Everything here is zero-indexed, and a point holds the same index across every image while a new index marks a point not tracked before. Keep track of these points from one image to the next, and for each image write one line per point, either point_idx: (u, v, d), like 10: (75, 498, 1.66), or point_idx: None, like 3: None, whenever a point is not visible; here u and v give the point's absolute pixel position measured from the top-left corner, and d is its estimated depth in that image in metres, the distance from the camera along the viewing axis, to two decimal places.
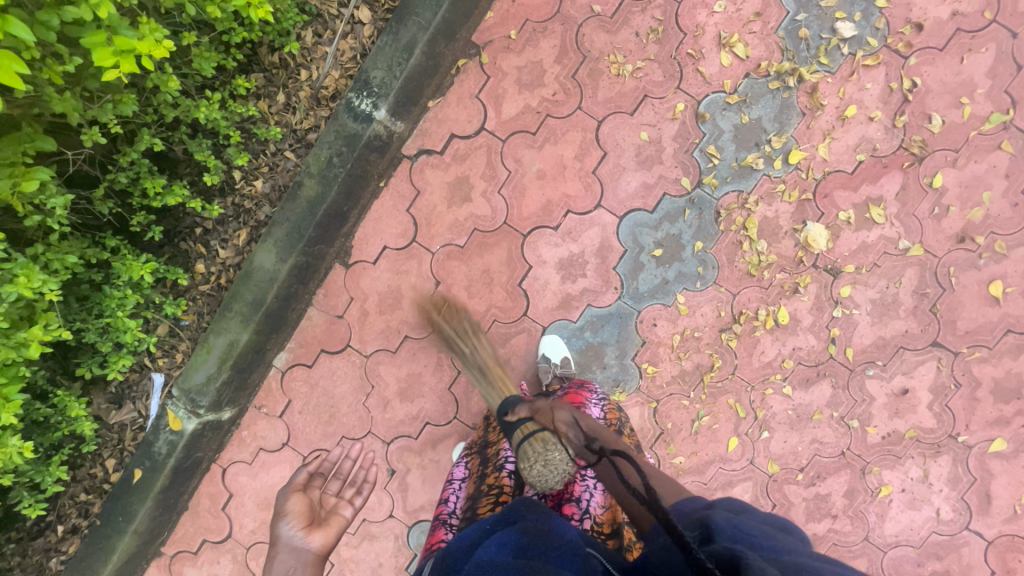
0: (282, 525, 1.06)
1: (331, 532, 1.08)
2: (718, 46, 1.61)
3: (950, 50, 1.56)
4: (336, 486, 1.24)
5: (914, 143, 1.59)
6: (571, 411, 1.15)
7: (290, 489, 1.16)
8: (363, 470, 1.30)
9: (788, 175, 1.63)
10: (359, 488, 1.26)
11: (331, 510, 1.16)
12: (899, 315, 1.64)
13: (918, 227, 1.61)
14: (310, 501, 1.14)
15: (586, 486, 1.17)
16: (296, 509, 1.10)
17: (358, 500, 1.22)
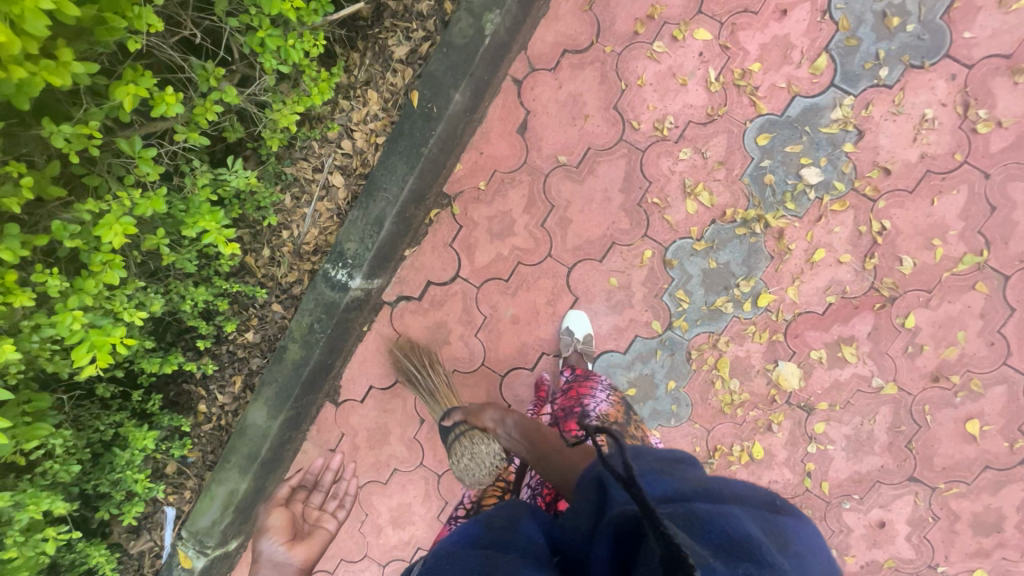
0: (266, 539, 1.10)
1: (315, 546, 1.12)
2: (683, 195, 1.63)
3: (920, 193, 1.55)
4: (319, 500, 1.29)
5: (884, 285, 1.59)
6: (487, 409, 1.29)
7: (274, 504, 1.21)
8: (346, 482, 1.34)
9: (758, 317, 1.65)
10: (342, 501, 1.30)
11: (316, 522, 1.23)
12: (875, 451, 1.65)
13: (891, 365, 1.61)
14: (293, 515, 1.19)
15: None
16: (278, 523, 1.15)
17: (341, 514, 1.28)
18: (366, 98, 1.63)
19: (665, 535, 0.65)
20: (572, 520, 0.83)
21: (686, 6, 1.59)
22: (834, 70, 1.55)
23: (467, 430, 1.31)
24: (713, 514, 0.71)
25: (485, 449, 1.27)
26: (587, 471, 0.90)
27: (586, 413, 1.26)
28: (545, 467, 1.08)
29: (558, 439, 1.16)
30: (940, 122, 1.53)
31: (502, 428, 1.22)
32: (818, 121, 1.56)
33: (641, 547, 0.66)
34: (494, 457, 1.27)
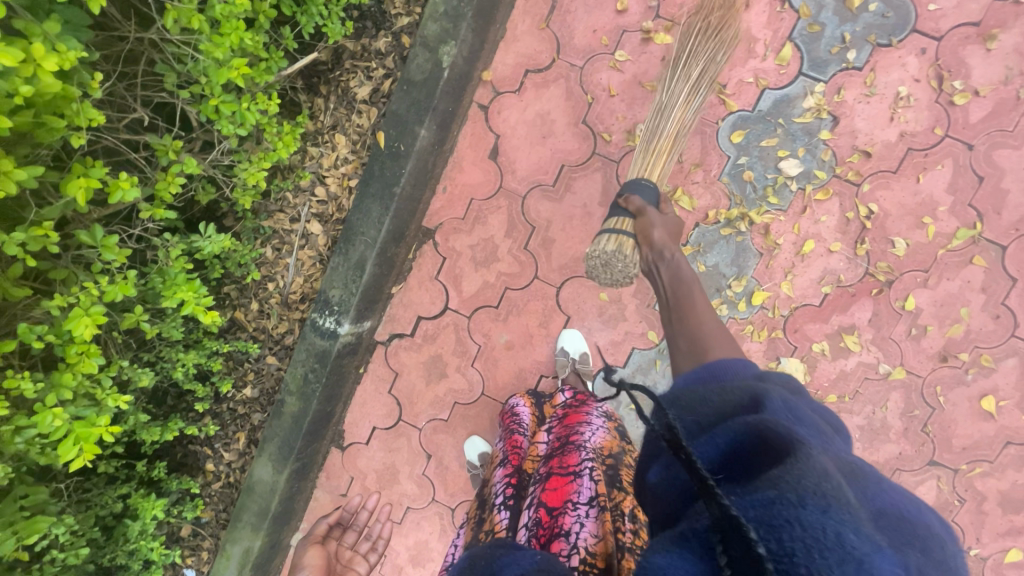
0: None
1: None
2: (662, 203, 1.61)
3: (904, 172, 1.52)
4: (352, 538, 1.59)
5: (879, 270, 1.55)
6: (654, 229, 1.40)
7: (310, 543, 1.48)
8: (378, 524, 1.67)
9: (754, 316, 1.61)
10: (373, 543, 1.64)
11: (343, 569, 1.49)
12: (891, 439, 1.61)
13: (897, 350, 1.58)
14: (328, 551, 1.49)
15: (579, 516, 1.05)
16: (313, 563, 1.40)
17: (371, 555, 1.60)
18: (334, 142, 1.62)
19: (832, 475, 0.54)
20: (719, 398, 0.72)
21: (643, 12, 1.58)
22: (801, 58, 1.52)
23: (615, 232, 1.45)
24: (880, 481, 0.60)
25: (620, 265, 1.42)
26: (738, 388, 0.74)
27: (582, 442, 1.20)
28: (681, 330, 1.26)
29: (714, 320, 1.25)
30: (915, 97, 1.49)
31: (656, 266, 1.40)
32: (791, 112, 1.53)
33: (788, 462, 0.55)
34: (625, 274, 1.46)
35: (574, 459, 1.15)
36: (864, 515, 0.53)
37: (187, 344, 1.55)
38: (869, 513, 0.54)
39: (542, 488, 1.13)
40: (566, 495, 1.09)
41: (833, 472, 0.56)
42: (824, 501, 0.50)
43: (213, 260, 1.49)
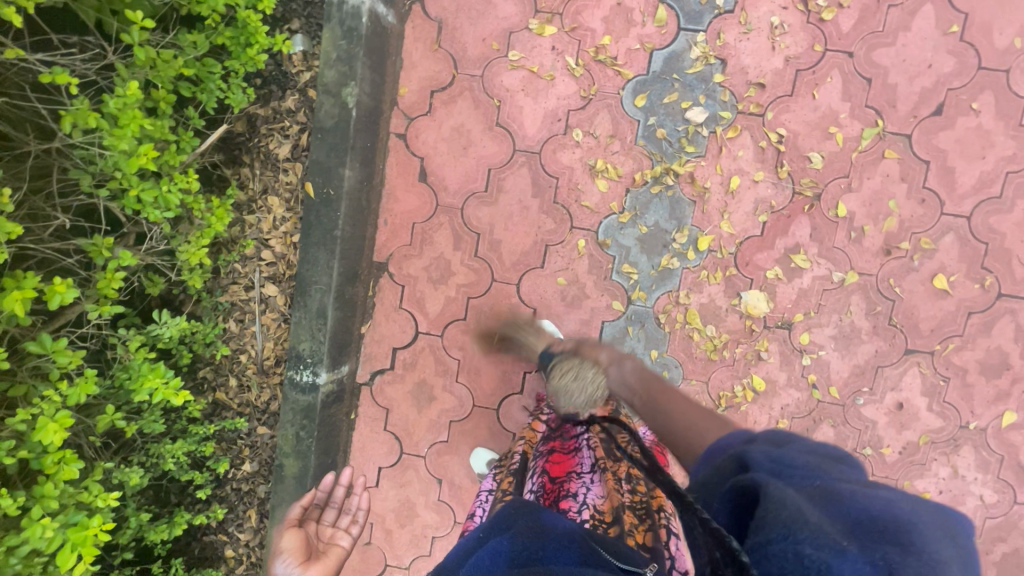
0: (279, 562, 1.02)
1: (332, 565, 1.06)
2: (590, 181, 1.68)
3: (799, 92, 1.61)
4: (331, 517, 1.21)
5: (805, 187, 1.63)
6: (600, 349, 1.40)
7: (283, 526, 1.12)
8: (357, 497, 1.24)
9: (705, 260, 1.67)
10: (355, 515, 1.23)
11: (332, 539, 1.15)
12: (864, 340, 1.66)
13: (844, 257, 1.64)
14: (306, 535, 1.11)
15: (585, 480, 1.08)
16: (291, 544, 1.06)
17: (355, 530, 1.21)
18: (269, 205, 1.66)
19: (796, 509, 0.61)
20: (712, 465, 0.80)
21: (523, 11, 1.66)
22: (676, 16, 1.62)
23: (563, 367, 1.37)
24: (853, 493, 0.64)
25: (590, 373, 1.34)
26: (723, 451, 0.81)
27: (572, 421, 1.26)
28: (664, 418, 1.11)
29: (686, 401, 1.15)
30: (788, 23, 1.60)
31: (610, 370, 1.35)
32: (682, 66, 1.62)
33: (761, 506, 0.63)
34: (598, 388, 1.33)
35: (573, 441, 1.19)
36: (833, 531, 0.59)
37: (174, 435, 1.55)
38: (840, 529, 0.59)
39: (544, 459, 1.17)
40: (570, 466, 1.12)
41: (798, 502, 0.63)
42: (790, 531, 0.58)
43: (176, 345, 1.50)
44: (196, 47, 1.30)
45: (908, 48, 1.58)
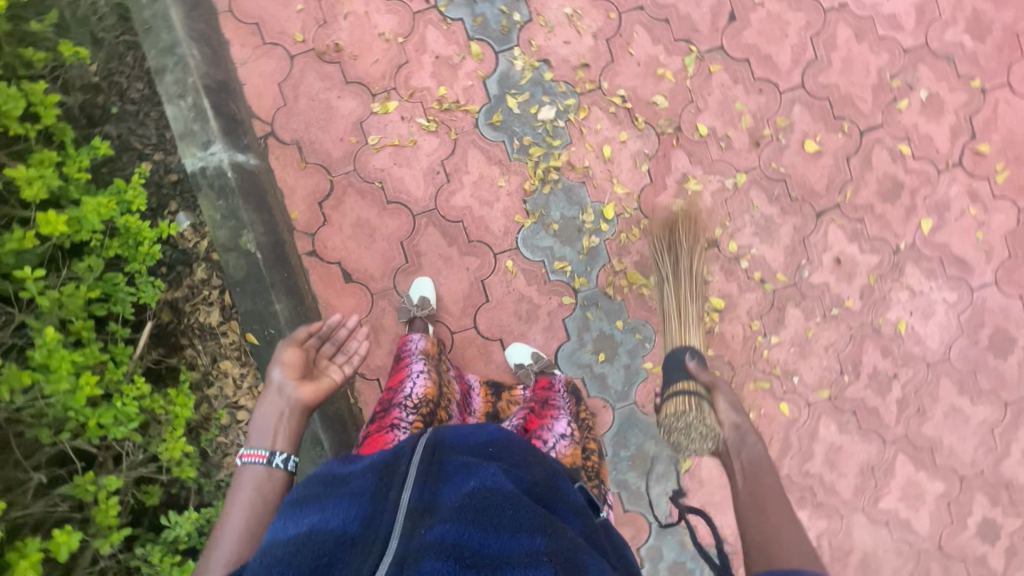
0: (275, 370, 1.29)
1: (319, 394, 1.31)
2: (490, 209, 1.81)
3: (618, 55, 1.80)
4: (331, 351, 1.44)
5: (664, 126, 1.81)
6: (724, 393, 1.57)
7: (288, 343, 1.37)
8: (360, 342, 1.49)
9: (619, 225, 1.82)
10: (350, 358, 1.46)
11: (322, 369, 1.38)
12: (780, 222, 1.82)
13: (726, 164, 1.81)
14: (306, 357, 1.35)
15: (555, 437, 1.47)
16: (290, 360, 1.32)
17: (348, 367, 1.44)
18: (224, 370, 1.66)
19: None
20: None
21: (362, 100, 1.80)
22: (489, 45, 1.80)
23: (691, 395, 1.58)
24: None
25: (696, 431, 1.54)
26: None
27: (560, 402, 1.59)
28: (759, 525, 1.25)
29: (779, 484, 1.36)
30: (580, 8, 1.81)
31: (730, 456, 1.50)
32: (515, 81, 1.79)
33: None
34: (703, 432, 1.54)
35: (553, 403, 1.58)
36: None
37: None
38: None
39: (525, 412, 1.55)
40: (544, 420, 1.51)
41: None
42: None
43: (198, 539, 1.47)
44: (93, 270, 1.39)
45: None
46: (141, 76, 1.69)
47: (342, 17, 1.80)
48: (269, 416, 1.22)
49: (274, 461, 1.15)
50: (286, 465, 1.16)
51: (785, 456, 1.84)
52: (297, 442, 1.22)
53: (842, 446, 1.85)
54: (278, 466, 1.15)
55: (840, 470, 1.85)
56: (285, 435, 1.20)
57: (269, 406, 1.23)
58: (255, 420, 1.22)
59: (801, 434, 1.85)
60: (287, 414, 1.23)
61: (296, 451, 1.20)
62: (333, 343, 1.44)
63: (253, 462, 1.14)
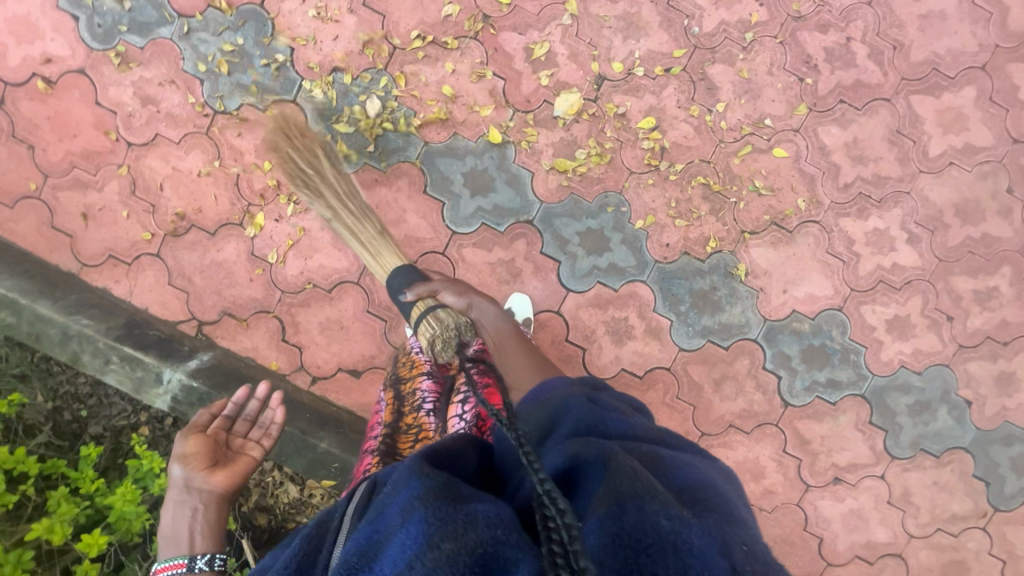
0: (177, 470, 1.22)
1: (239, 475, 1.27)
2: (406, 222, 1.74)
3: (386, 7, 1.68)
4: (241, 434, 1.39)
5: (472, 26, 1.68)
6: None
7: (188, 435, 1.29)
8: (272, 411, 1.44)
9: (514, 137, 1.71)
10: (266, 429, 1.42)
11: (242, 450, 1.35)
12: (638, 10, 1.69)
13: (553, 8, 1.69)
14: (210, 443, 1.30)
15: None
16: (196, 451, 1.25)
17: (264, 441, 1.40)
18: None
19: None
20: None
21: (236, 236, 1.76)
22: (281, 99, 1.70)
23: None
24: None
25: None
26: None
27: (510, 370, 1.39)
28: None
29: None
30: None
31: None
32: (327, 106, 1.69)
33: None
34: None
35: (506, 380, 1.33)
36: None
37: None
38: None
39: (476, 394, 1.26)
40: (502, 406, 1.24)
41: None
42: None
43: None
44: None
45: None
46: (74, 372, 1.72)
47: (161, 189, 1.75)
48: (184, 521, 1.15)
49: (195, 566, 1.09)
50: (212, 566, 1.10)
51: (815, 188, 1.73)
52: (219, 535, 1.17)
53: (856, 135, 1.72)
54: (200, 570, 1.09)
55: (871, 156, 1.72)
56: (203, 532, 1.14)
57: (178, 510, 1.16)
58: (165, 528, 1.16)
59: (812, 158, 1.73)
60: (200, 510, 1.17)
61: (220, 548, 1.14)
62: (248, 424, 1.41)
63: (172, 571, 1.08)
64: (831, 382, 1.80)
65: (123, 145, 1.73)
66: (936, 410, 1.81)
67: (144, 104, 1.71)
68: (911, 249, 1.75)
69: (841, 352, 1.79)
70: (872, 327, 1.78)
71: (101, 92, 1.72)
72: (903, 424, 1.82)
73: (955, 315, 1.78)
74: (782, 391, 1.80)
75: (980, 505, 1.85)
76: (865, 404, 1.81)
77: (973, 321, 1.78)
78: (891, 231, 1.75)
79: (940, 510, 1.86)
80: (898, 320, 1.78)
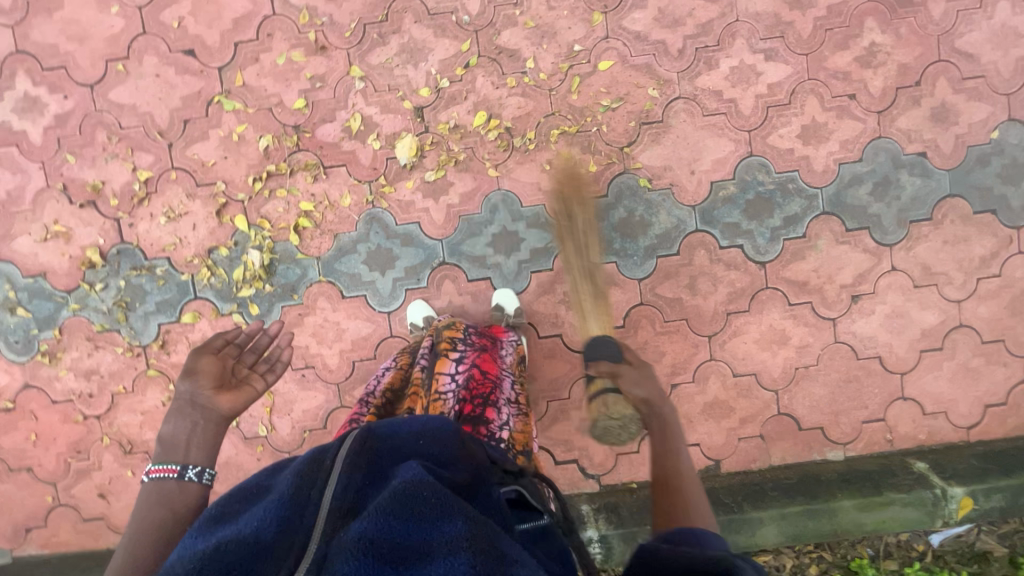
0: (188, 384, 1.18)
1: (238, 402, 1.21)
2: (346, 330, 1.79)
3: (214, 175, 1.76)
4: (250, 359, 1.30)
5: (291, 142, 1.74)
6: None
7: (200, 351, 1.22)
8: (284, 348, 1.37)
9: (384, 204, 1.76)
10: (274, 366, 1.32)
11: (247, 378, 1.26)
12: (409, 35, 1.72)
13: (342, 81, 1.73)
14: (222, 366, 1.23)
15: (501, 405, 1.26)
16: (208, 370, 1.19)
17: (273, 375, 1.30)
18: None
19: None
20: None
21: None
22: (186, 300, 1.79)
23: None
24: None
25: None
26: None
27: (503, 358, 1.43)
28: None
29: None
30: (162, 205, 1.76)
31: None
32: (225, 282, 1.78)
33: None
34: None
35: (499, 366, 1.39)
36: None
37: None
38: None
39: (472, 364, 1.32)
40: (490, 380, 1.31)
41: None
42: None
43: None
44: None
45: (142, 96, 1.73)
46: None
47: (143, 436, 1.85)
48: (183, 431, 1.13)
49: (187, 475, 1.07)
50: (201, 478, 1.08)
51: (656, 73, 1.73)
52: (213, 452, 1.14)
53: (658, 7, 1.72)
54: (190, 479, 1.07)
55: (684, 14, 1.72)
56: (196, 444, 1.12)
57: (179, 421, 1.14)
58: (162, 432, 1.13)
59: (637, 50, 1.73)
60: (199, 425, 1.15)
61: (212, 463, 1.12)
62: (257, 351, 1.31)
63: (163, 476, 1.06)
64: (789, 219, 1.76)
65: (94, 420, 1.84)
66: (899, 181, 1.75)
67: (88, 378, 1.82)
68: (774, 65, 1.73)
69: (779, 189, 1.75)
70: (790, 150, 1.75)
71: (50, 392, 1.83)
72: (878, 212, 1.75)
73: (855, 91, 1.73)
74: (752, 255, 1.76)
75: (1002, 234, 1.76)
76: (833, 218, 1.76)
77: (874, 84, 1.73)
78: (746, 61, 1.73)
79: (969, 263, 1.77)
80: (808, 130, 1.74)
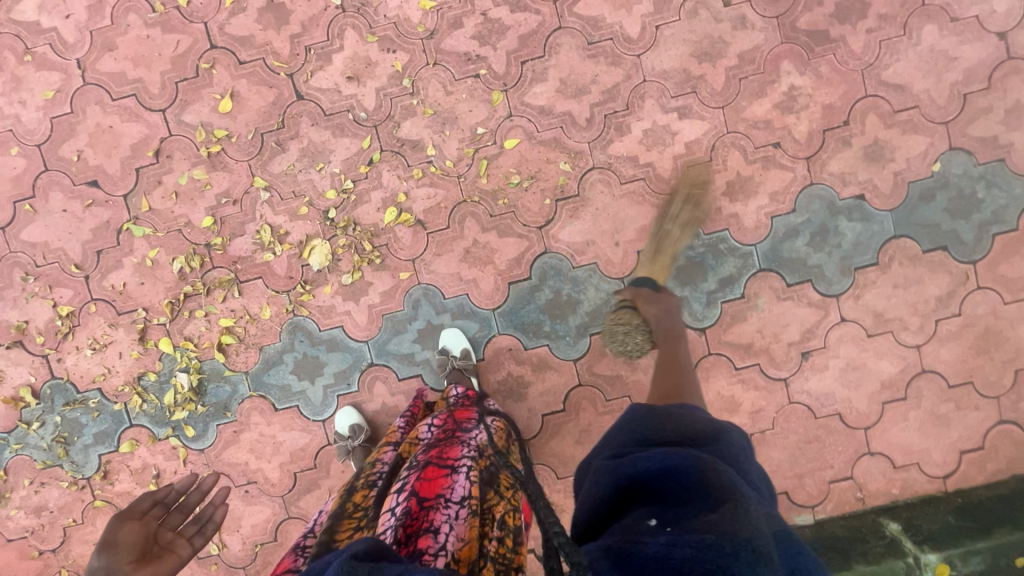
0: (98, 555, 1.01)
1: (164, 570, 1.05)
2: (284, 442, 1.75)
3: (134, 301, 1.73)
4: (177, 520, 1.17)
5: (204, 260, 1.71)
6: None
7: (122, 519, 1.09)
8: (215, 502, 1.24)
9: (304, 312, 1.72)
10: (206, 526, 1.18)
11: (171, 544, 1.12)
12: (307, 140, 1.67)
13: (247, 193, 1.69)
14: (146, 533, 1.09)
15: (450, 513, 1.02)
16: (131, 536, 1.06)
17: (202, 538, 1.16)
18: None
19: None
20: None
21: None
22: (123, 429, 1.77)
23: None
24: None
25: None
26: None
27: (468, 443, 1.20)
28: None
29: None
30: (87, 337, 1.74)
31: None
32: (158, 407, 1.75)
33: None
34: None
35: (458, 449, 1.17)
36: None
37: None
38: None
39: (418, 474, 1.09)
40: (442, 478, 1.08)
41: None
42: None
43: None
44: None
45: (53, 232, 1.72)
46: None
47: None
48: None
49: None
50: None
51: (566, 146, 1.65)
52: None
53: (560, 77, 1.64)
54: None
55: (588, 81, 1.64)
56: None
57: None
58: None
59: (543, 125, 1.65)
60: None
61: None
62: (185, 510, 1.18)
63: None
64: (724, 281, 1.66)
65: (49, 554, 1.82)
66: (837, 228, 1.64)
67: (38, 514, 1.81)
68: (689, 123, 1.64)
69: (710, 251, 1.66)
70: (717, 209, 1.65)
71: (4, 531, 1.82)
72: (819, 262, 1.65)
73: (779, 138, 1.63)
74: (689, 322, 1.68)
75: (957, 271, 1.64)
76: (771, 274, 1.66)
77: (799, 129, 1.63)
78: (659, 122, 1.64)
79: (925, 304, 1.65)
80: (733, 186, 1.65)
